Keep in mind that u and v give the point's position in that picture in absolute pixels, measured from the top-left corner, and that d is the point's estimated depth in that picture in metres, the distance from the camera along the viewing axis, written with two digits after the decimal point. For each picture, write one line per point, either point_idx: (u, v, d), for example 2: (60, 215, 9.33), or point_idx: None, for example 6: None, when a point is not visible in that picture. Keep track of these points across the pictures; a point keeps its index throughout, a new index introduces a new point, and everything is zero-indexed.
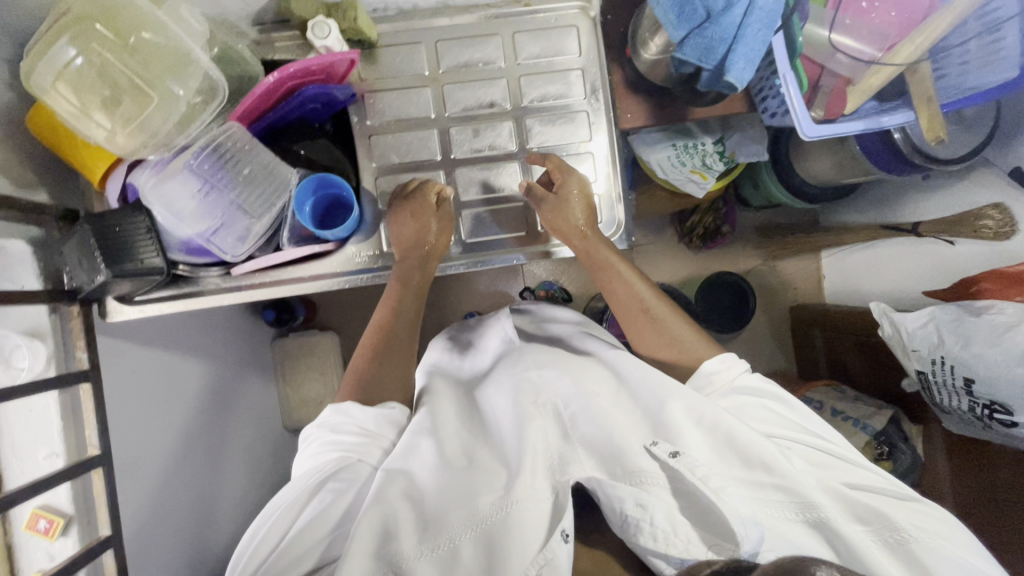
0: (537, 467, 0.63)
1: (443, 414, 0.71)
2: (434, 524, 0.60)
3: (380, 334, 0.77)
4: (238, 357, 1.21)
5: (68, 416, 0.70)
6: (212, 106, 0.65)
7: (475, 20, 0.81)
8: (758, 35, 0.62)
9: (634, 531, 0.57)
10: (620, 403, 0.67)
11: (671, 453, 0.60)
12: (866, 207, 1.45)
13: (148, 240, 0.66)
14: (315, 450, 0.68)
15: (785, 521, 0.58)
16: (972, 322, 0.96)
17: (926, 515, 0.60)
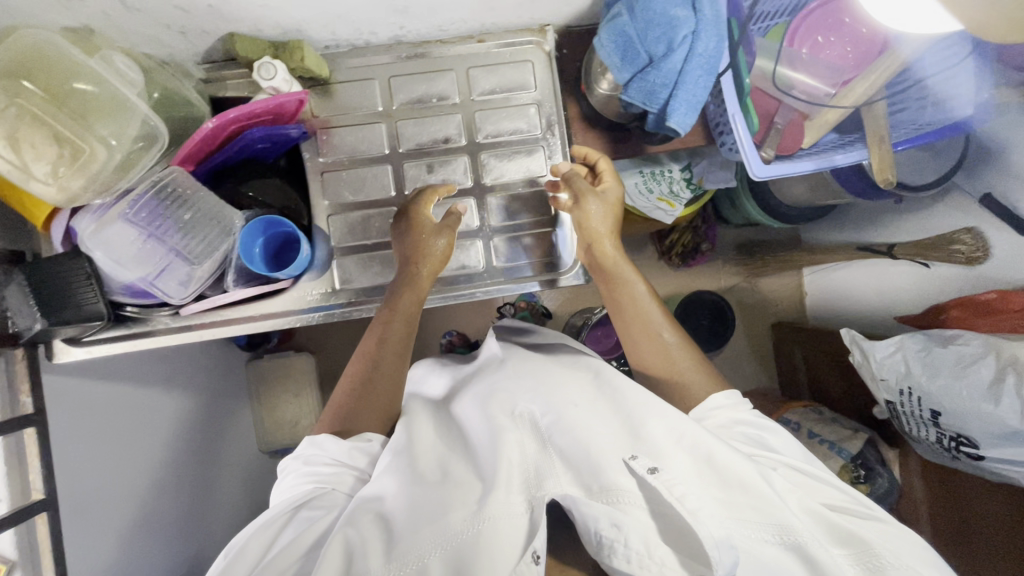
0: (512, 481, 0.57)
1: (418, 435, 0.69)
2: (394, 543, 0.54)
3: (372, 355, 0.74)
4: (207, 382, 1.20)
5: (12, 460, 0.69)
6: (153, 151, 0.65)
7: (429, 55, 0.81)
8: (700, 79, 0.61)
9: (607, 553, 0.51)
10: (599, 416, 0.62)
11: (652, 468, 0.54)
12: (839, 228, 1.44)
13: (88, 285, 0.66)
14: (291, 483, 0.65)
15: (766, 542, 0.52)
16: (939, 352, 0.95)
17: (903, 542, 0.56)
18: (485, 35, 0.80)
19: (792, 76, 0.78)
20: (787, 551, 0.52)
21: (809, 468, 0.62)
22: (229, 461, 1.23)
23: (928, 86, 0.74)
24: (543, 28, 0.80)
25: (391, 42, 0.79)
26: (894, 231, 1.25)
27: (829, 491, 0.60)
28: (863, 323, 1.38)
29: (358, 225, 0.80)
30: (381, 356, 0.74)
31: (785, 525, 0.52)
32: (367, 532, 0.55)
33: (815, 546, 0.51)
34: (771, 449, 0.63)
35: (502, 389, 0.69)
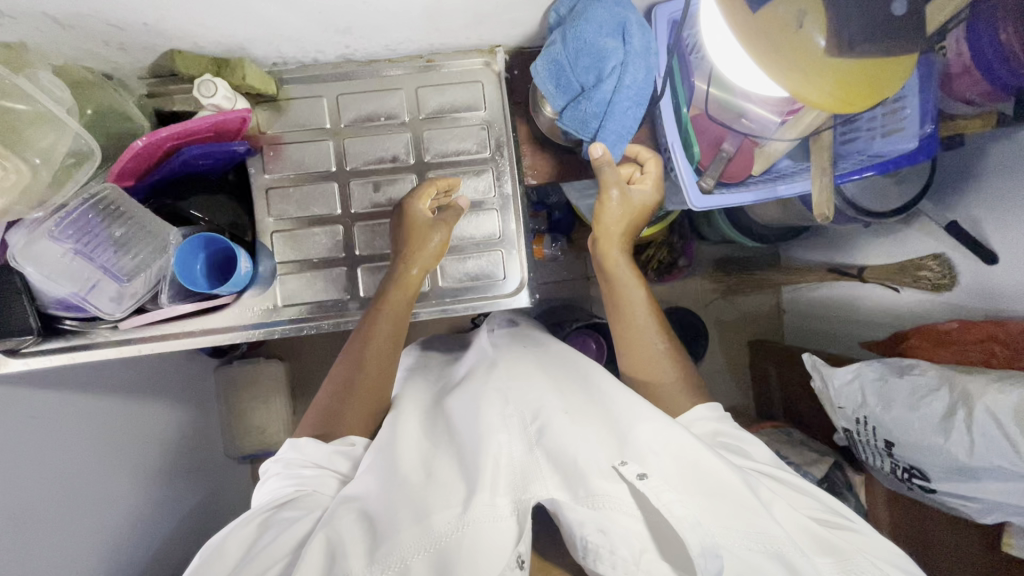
0: (497, 484, 0.57)
1: (403, 433, 0.66)
2: (380, 543, 0.53)
3: (354, 358, 0.72)
4: (168, 387, 1.21)
5: None
6: (86, 166, 0.65)
7: (377, 74, 0.80)
8: (626, 110, 0.68)
9: (593, 559, 0.53)
10: (591, 419, 0.63)
11: (640, 475, 0.55)
12: (811, 247, 1.43)
13: (18, 300, 0.66)
14: (273, 487, 0.64)
15: (746, 550, 0.53)
16: (896, 382, 0.93)
17: (882, 549, 0.58)
18: (434, 55, 0.80)
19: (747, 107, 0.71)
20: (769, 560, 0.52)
21: (792, 476, 0.64)
22: (190, 467, 1.23)
23: (879, 118, 0.74)
24: (493, 49, 0.80)
25: (339, 61, 0.79)
26: (864, 254, 1.24)
27: (808, 499, 0.61)
28: (835, 345, 1.37)
29: (302, 241, 0.80)
30: (364, 358, 0.72)
31: (766, 535, 0.53)
32: (353, 532, 0.54)
33: (795, 554, 0.52)
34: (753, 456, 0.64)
35: (490, 389, 0.68)
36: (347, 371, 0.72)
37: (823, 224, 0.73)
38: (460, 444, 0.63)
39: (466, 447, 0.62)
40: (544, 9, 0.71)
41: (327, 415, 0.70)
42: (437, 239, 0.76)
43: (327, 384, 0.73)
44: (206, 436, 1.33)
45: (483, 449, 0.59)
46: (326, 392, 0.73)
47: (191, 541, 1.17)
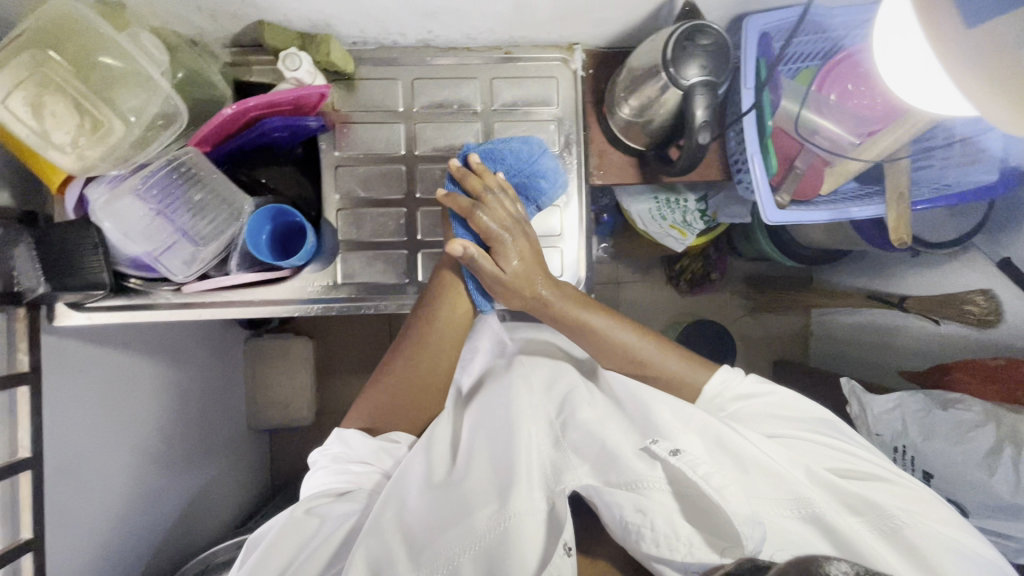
0: (532, 477, 0.62)
1: (436, 431, 0.71)
2: (421, 547, 0.58)
3: (416, 350, 0.74)
4: (209, 353, 1.22)
5: (5, 417, 0.71)
6: (171, 130, 0.66)
7: (454, 61, 0.81)
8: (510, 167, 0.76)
9: (635, 538, 0.58)
10: (611, 413, 0.68)
11: (671, 451, 0.60)
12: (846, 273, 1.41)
13: (95, 256, 0.68)
14: (321, 479, 0.67)
15: (781, 520, 0.59)
16: (938, 415, 0.93)
17: (910, 489, 0.62)
18: (512, 48, 0.80)
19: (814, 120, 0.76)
20: (798, 525, 0.59)
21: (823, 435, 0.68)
22: (218, 435, 1.25)
23: (955, 151, 0.73)
24: (572, 46, 0.80)
25: (419, 45, 0.79)
26: (898, 282, 1.22)
27: (836, 457, 0.65)
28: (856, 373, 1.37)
29: (366, 221, 0.81)
30: (422, 353, 0.74)
31: (797, 499, 0.59)
32: (393, 542, 0.58)
33: (824, 513, 0.58)
34: (778, 421, 0.69)
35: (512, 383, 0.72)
36: (410, 365, 0.73)
37: (897, 247, 0.71)
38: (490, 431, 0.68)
39: (496, 439, 0.67)
40: (632, 10, 0.72)
41: (392, 408, 0.72)
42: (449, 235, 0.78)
43: (382, 379, 0.74)
44: (233, 406, 1.33)
45: (514, 445, 0.64)
46: (377, 386, 0.74)
47: (210, 508, 1.18)
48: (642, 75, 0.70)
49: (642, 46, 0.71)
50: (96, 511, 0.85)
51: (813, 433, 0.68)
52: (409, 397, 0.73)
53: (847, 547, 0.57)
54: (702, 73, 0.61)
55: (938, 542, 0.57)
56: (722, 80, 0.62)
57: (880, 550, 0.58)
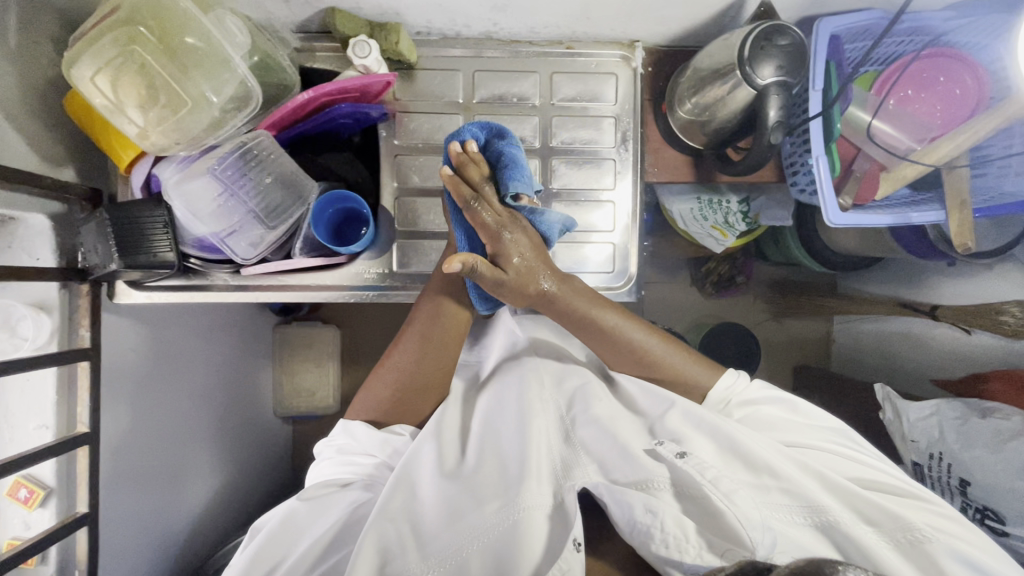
0: (542, 473, 0.64)
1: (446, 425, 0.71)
2: (430, 539, 0.60)
3: (420, 346, 0.73)
4: (247, 339, 1.23)
5: (65, 392, 0.72)
6: (244, 112, 0.66)
7: (515, 55, 0.81)
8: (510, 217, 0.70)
9: (645, 539, 0.58)
10: (620, 411, 0.70)
11: (678, 454, 0.61)
12: (875, 279, 1.38)
13: (164, 234, 0.69)
14: (327, 470, 0.70)
15: (793, 527, 0.59)
16: (977, 424, 0.92)
17: (937, 512, 0.61)
18: (573, 43, 0.81)
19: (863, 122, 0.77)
20: (809, 531, 0.59)
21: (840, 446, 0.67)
22: (251, 421, 1.25)
23: (1013, 163, 0.72)
24: (633, 44, 0.80)
25: (481, 37, 0.80)
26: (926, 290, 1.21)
27: (852, 468, 0.65)
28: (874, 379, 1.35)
29: (422, 211, 0.81)
30: (422, 352, 0.73)
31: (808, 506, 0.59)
32: (401, 530, 0.60)
33: (837, 524, 0.58)
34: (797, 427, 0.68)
35: (522, 378, 0.73)
36: (413, 361, 0.73)
37: (963, 252, 0.75)
38: (501, 429, 0.70)
39: (506, 435, 0.68)
40: (699, 10, 0.72)
41: (401, 405, 0.73)
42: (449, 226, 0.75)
43: (386, 374, 0.74)
44: (264, 393, 1.33)
45: (524, 443, 0.65)
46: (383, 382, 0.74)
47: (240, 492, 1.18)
48: (707, 76, 0.70)
49: (707, 46, 0.72)
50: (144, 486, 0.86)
51: (832, 444, 0.67)
52: (418, 394, 0.73)
53: (852, 554, 0.58)
54: (777, 73, 0.62)
55: (958, 559, 0.57)
56: (797, 80, 0.63)
57: (894, 562, 0.57)
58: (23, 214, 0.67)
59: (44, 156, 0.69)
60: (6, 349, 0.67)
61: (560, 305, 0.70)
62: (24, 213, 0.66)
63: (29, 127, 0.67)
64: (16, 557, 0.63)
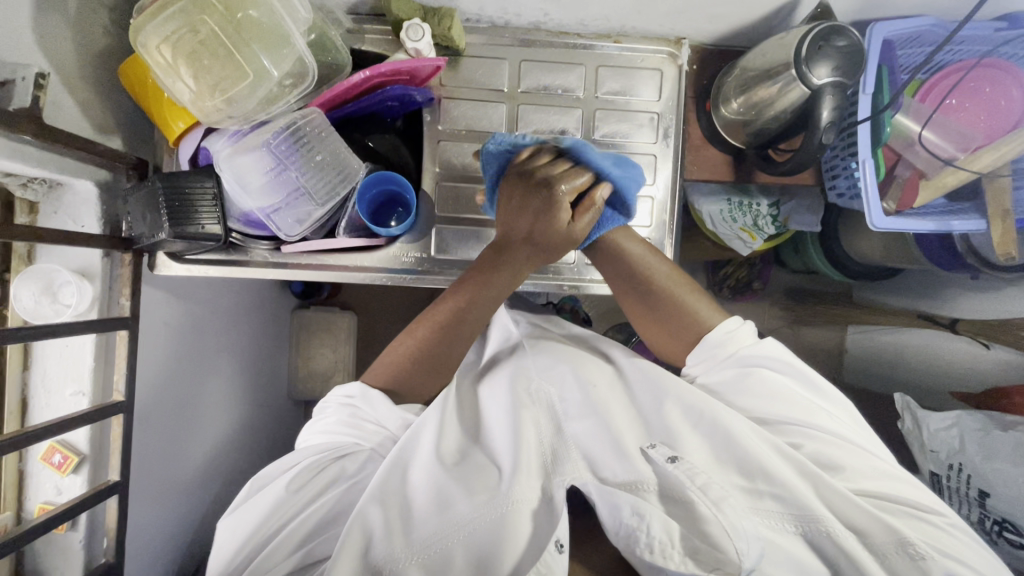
0: (531, 467, 0.63)
1: (446, 408, 0.71)
2: (416, 526, 0.59)
3: (456, 318, 0.73)
4: (268, 319, 1.23)
5: (101, 359, 0.72)
6: (299, 89, 0.66)
7: (562, 46, 0.82)
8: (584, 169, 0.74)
9: (632, 541, 0.57)
10: (616, 403, 0.70)
11: (670, 458, 0.60)
12: (893, 291, 1.37)
13: (211, 206, 0.69)
14: (330, 429, 0.69)
15: (785, 535, 0.57)
16: (999, 436, 0.90)
17: (943, 530, 0.58)
18: (620, 36, 0.81)
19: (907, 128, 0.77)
20: (799, 540, 0.57)
21: (850, 442, 0.64)
22: (269, 402, 1.25)
23: None
24: (680, 40, 0.81)
25: (530, 27, 0.80)
26: (947, 303, 1.20)
27: (856, 472, 0.62)
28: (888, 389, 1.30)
29: (462, 198, 0.82)
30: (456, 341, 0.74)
31: (802, 514, 0.57)
32: (387, 517, 0.59)
33: (825, 533, 0.56)
34: (804, 418, 0.65)
35: (519, 371, 0.74)
36: (448, 329, 0.73)
37: (1003, 260, 0.74)
38: (494, 420, 0.70)
39: (499, 425, 0.69)
40: (750, 9, 0.73)
41: (409, 376, 0.72)
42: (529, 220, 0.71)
43: (399, 351, 0.73)
44: (280, 377, 1.32)
45: (515, 434, 0.65)
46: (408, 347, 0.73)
47: (253, 472, 1.17)
48: (757, 76, 0.70)
49: (757, 47, 0.72)
50: (167, 497, 0.88)
51: (842, 435, 0.64)
52: (433, 371, 0.73)
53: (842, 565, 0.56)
54: (833, 74, 0.63)
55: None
56: (852, 81, 0.64)
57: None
58: (73, 179, 0.67)
59: (95, 123, 0.69)
60: (49, 314, 0.67)
61: (605, 245, 0.77)
62: (74, 179, 0.67)
63: (83, 92, 0.67)
64: (52, 520, 0.63)
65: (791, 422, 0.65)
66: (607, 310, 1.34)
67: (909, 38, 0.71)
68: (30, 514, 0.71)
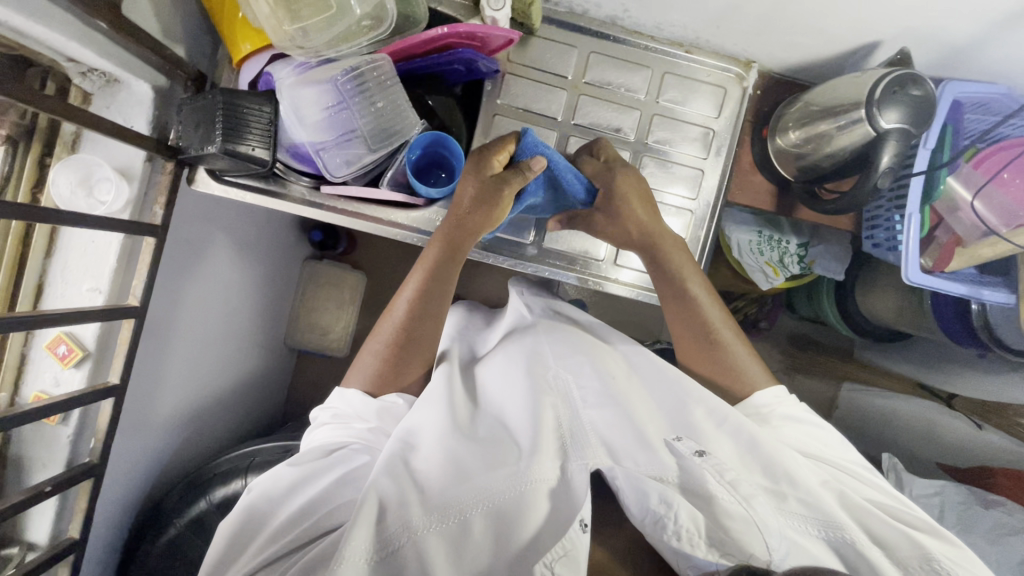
0: (550, 447, 0.64)
1: (453, 382, 0.73)
2: (434, 493, 0.59)
3: (419, 296, 0.74)
4: (280, 261, 1.23)
5: (123, 261, 0.72)
6: (375, 33, 0.69)
7: (633, 46, 0.82)
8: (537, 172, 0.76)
9: (656, 528, 0.58)
10: (637, 396, 0.71)
11: (696, 452, 0.63)
12: (890, 355, 1.38)
13: (265, 132, 0.69)
14: (325, 433, 0.69)
15: (808, 537, 0.59)
16: (979, 512, 0.91)
17: (958, 544, 0.59)
18: (691, 48, 0.82)
19: (957, 194, 0.76)
20: (823, 544, 0.59)
21: (850, 464, 0.69)
22: (266, 344, 1.25)
23: None
24: (750, 63, 0.81)
25: (606, 21, 0.81)
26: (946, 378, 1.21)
27: (867, 487, 0.66)
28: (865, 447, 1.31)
29: None
30: (416, 323, 0.74)
31: (832, 523, 0.59)
32: (402, 486, 0.59)
33: (850, 543, 0.58)
34: (818, 450, 0.69)
35: (537, 353, 0.75)
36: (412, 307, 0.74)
37: None
38: (510, 400, 0.71)
39: (517, 403, 0.69)
40: (828, 46, 0.74)
41: (388, 373, 0.73)
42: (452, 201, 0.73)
43: (375, 344, 0.75)
44: (280, 322, 1.32)
45: (534, 415, 0.66)
46: (381, 336, 0.75)
47: (236, 413, 1.16)
48: (822, 111, 0.71)
49: (824, 85, 0.73)
50: (151, 404, 0.85)
51: (845, 463, 0.69)
52: (411, 351, 0.74)
53: (860, 567, 0.58)
54: (901, 121, 0.63)
55: None
56: (918, 131, 0.64)
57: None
58: (131, 78, 0.67)
59: (165, 27, 0.69)
60: (83, 206, 0.68)
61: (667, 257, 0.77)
62: (132, 77, 0.67)
63: None
64: (45, 409, 0.63)
65: (812, 446, 0.69)
66: (613, 319, 1.35)
67: (978, 103, 0.72)
68: (23, 400, 0.71)
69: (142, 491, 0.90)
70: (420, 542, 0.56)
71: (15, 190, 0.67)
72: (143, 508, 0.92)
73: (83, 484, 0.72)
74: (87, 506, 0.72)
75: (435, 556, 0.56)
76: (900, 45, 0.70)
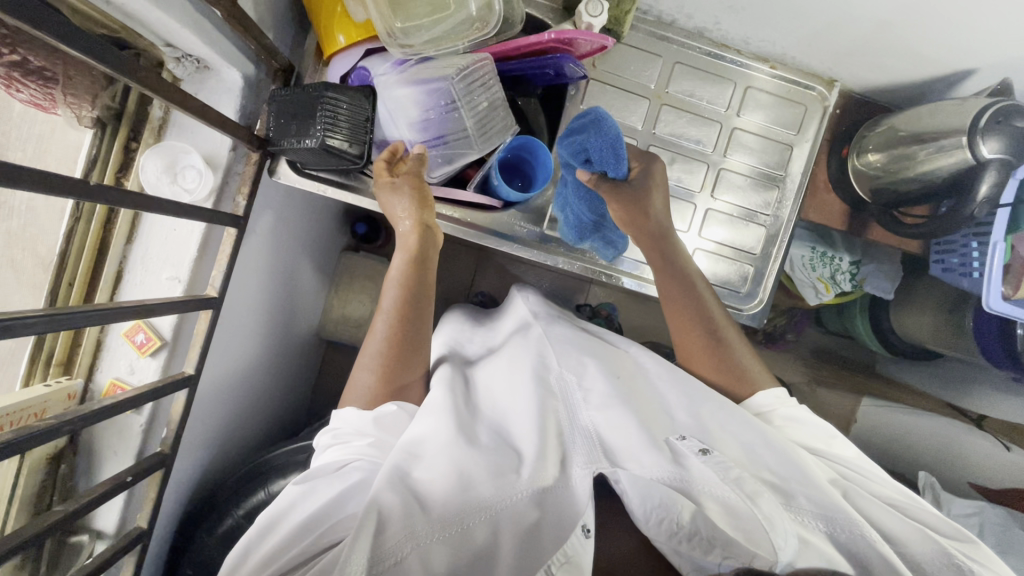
0: (552, 455, 0.62)
1: (452, 385, 0.70)
2: (434, 505, 0.56)
3: (402, 308, 0.70)
4: (321, 251, 1.21)
5: (203, 250, 0.71)
6: (482, 32, 0.70)
7: (718, 58, 0.82)
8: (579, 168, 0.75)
9: (668, 534, 0.56)
10: (642, 398, 0.69)
11: (698, 451, 0.61)
12: (908, 370, 1.37)
13: (365, 127, 0.68)
14: (330, 454, 0.64)
15: (812, 534, 0.57)
16: (1020, 534, 0.93)
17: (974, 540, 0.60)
18: (775, 64, 0.82)
19: None
20: (826, 540, 0.57)
21: (856, 461, 0.67)
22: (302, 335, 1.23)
23: None
24: (833, 82, 0.82)
25: (694, 32, 0.81)
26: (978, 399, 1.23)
27: (883, 486, 0.65)
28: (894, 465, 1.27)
29: None
30: (402, 333, 0.69)
31: (829, 516, 0.58)
32: (404, 497, 0.55)
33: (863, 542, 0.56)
34: (819, 444, 0.68)
35: (538, 355, 0.73)
36: (397, 316, 0.70)
37: None
38: (512, 406, 0.68)
39: (518, 408, 0.67)
40: (918, 68, 0.75)
41: (385, 381, 0.68)
42: (409, 206, 0.68)
43: (367, 354, 0.70)
44: (314, 313, 1.30)
45: (538, 419, 0.64)
46: (371, 349, 0.70)
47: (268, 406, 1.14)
48: (906, 138, 0.73)
49: (913, 110, 0.75)
50: (207, 393, 0.84)
51: (858, 465, 0.67)
52: (409, 358, 0.70)
53: (873, 565, 0.56)
54: (1000, 151, 0.65)
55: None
56: (1018, 160, 0.65)
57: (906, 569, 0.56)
58: (225, 66, 0.66)
59: (262, 15, 0.68)
60: (169, 194, 0.66)
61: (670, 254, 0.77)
62: (227, 64, 0.66)
63: None
64: (130, 401, 0.61)
65: (815, 442, 0.68)
66: (650, 325, 1.35)
67: None
68: (98, 388, 0.70)
69: (191, 481, 0.89)
70: (424, 552, 0.53)
71: (99, 175, 0.66)
72: (192, 499, 0.91)
73: (154, 475, 0.71)
74: (155, 495, 0.72)
75: (437, 560, 0.53)
76: (993, 73, 0.71)
